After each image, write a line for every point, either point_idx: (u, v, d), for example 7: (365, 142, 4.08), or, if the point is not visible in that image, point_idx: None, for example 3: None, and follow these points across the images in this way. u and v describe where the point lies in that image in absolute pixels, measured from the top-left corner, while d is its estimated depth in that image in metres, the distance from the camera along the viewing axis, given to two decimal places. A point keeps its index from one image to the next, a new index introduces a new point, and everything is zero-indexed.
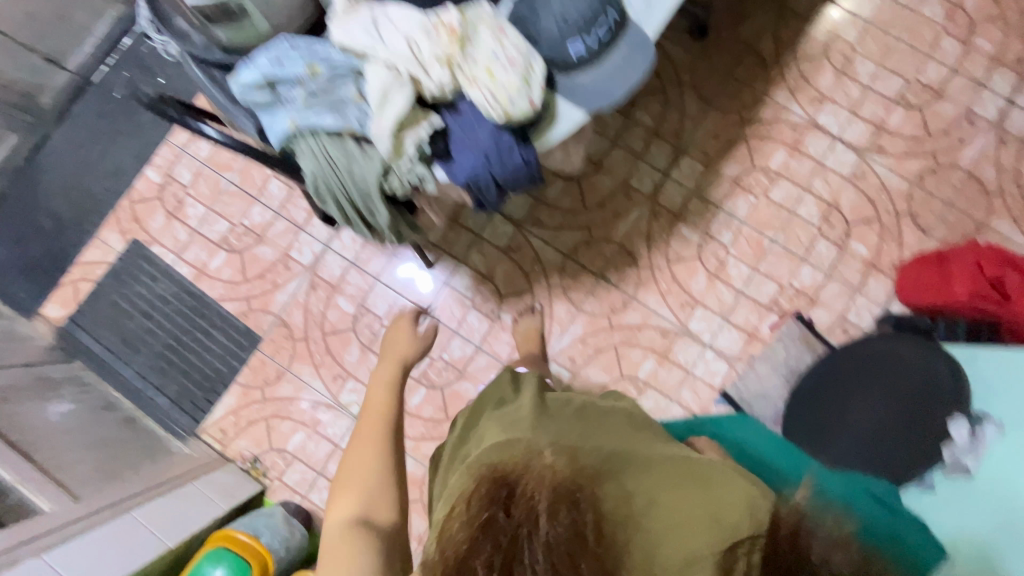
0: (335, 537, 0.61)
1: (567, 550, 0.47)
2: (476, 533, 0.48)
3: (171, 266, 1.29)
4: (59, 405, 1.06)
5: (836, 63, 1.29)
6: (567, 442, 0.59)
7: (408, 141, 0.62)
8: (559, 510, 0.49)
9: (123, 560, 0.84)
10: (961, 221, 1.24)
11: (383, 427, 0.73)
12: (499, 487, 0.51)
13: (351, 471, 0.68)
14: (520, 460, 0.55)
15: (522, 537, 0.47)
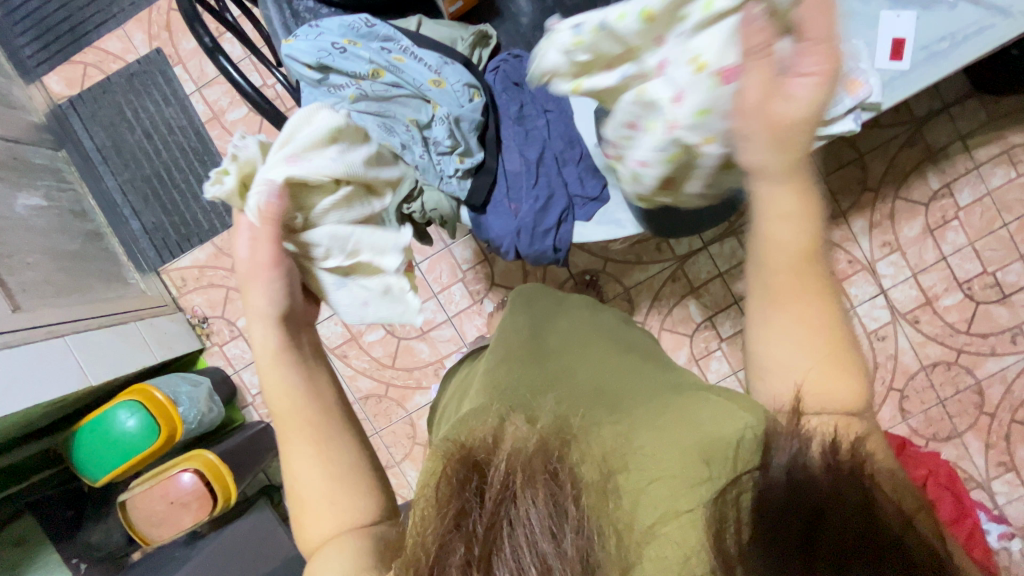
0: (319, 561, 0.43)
1: (552, 525, 0.37)
2: (445, 533, 0.38)
3: (187, 95, 1.22)
4: (30, 198, 1.04)
5: (930, 218, 1.19)
6: (543, 407, 0.51)
7: (453, 171, 0.65)
8: (538, 480, 0.39)
9: (41, 388, 0.86)
10: (941, 420, 1.22)
11: (303, 416, 0.46)
12: (467, 470, 0.42)
13: (302, 481, 0.45)
14: (486, 434, 0.46)
15: (499, 521, 0.37)
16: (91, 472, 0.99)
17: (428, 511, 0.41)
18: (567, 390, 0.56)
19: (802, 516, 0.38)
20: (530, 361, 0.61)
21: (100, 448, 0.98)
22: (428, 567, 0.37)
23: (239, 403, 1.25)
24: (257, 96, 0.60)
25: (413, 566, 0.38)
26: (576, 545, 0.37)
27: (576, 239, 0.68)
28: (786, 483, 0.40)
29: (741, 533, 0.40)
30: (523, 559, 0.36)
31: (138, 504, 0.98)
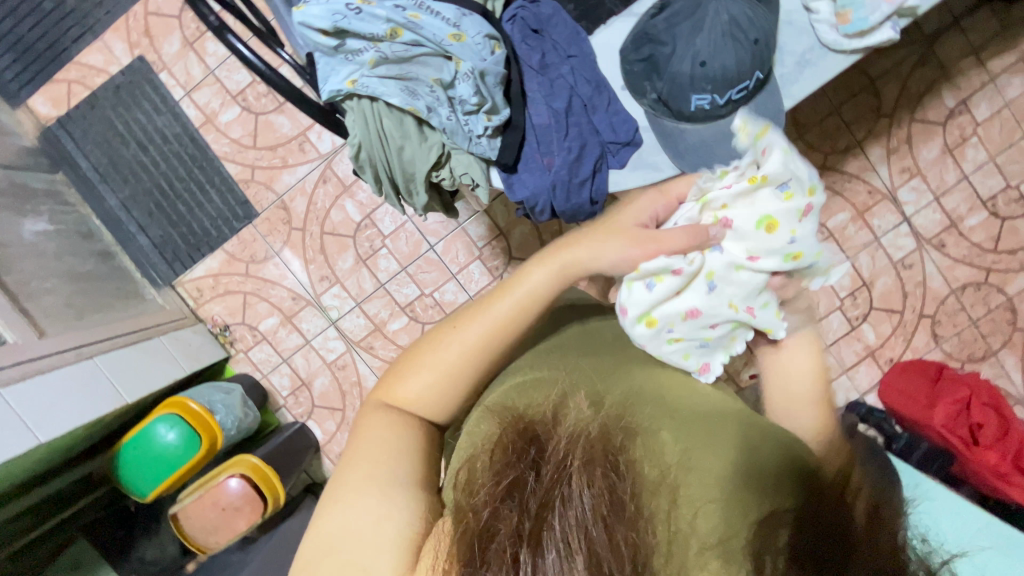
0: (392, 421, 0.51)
1: (605, 520, 0.35)
2: (498, 502, 0.37)
3: (177, 102, 1.19)
4: (36, 223, 1.02)
5: (948, 138, 1.17)
6: (601, 390, 0.48)
7: (479, 121, 0.62)
8: (597, 467, 0.37)
9: (80, 410, 0.86)
10: (974, 342, 1.21)
11: (500, 333, 0.53)
12: (525, 445, 0.40)
13: (453, 353, 0.52)
14: (547, 409, 0.43)
15: (552, 501, 0.35)
16: (137, 489, 0.99)
17: (469, 500, 0.39)
18: (626, 374, 0.53)
19: (844, 552, 0.35)
20: (588, 343, 0.58)
21: (144, 464, 0.98)
22: (477, 535, 0.36)
23: (272, 406, 1.25)
24: (273, 75, 0.57)
25: (465, 525, 0.37)
26: (626, 543, 0.34)
27: (612, 188, 0.66)
28: (829, 514, 0.38)
29: (780, 558, 0.37)
30: (571, 541, 0.34)
31: (190, 514, 0.99)
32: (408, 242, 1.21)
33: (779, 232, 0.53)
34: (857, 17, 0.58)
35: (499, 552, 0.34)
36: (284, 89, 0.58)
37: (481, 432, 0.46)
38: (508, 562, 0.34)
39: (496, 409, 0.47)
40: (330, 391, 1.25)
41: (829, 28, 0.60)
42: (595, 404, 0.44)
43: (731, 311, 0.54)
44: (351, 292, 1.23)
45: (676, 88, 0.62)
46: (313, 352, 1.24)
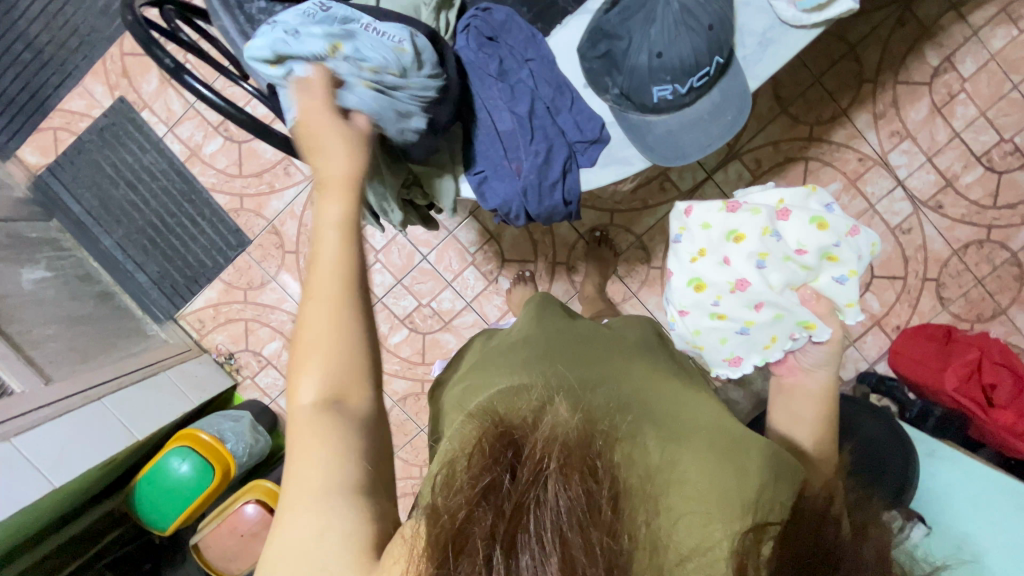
0: (305, 425, 0.41)
1: (582, 523, 0.34)
2: (472, 504, 0.35)
3: (161, 138, 1.20)
4: (34, 272, 1.04)
5: (935, 97, 1.14)
6: (585, 398, 0.48)
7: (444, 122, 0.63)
8: (574, 471, 0.36)
9: (91, 451, 0.87)
10: (982, 301, 1.19)
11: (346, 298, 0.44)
12: (503, 446, 0.39)
13: (322, 333, 0.43)
14: (528, 412, 0.43)
15: (528, 504, 0.35)
16: (157, 522, 1.01)
17: (438, 505, 0.37)
18: (611, 386, 0.53)
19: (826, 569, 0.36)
20: (573, 355, 0.58)
21: (161, 498, 0.99)
22: (451, 539, 0.34)
23: (283, 429, 1.26)
24: (235, 111, 0.58)
25: (434, 526, 0.35)
26: (603, 548, 0.34)
27: (583, 187, 0.69)
28: (811, 530, 0.38)
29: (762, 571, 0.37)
30: (545, 543, 0.33)
31: (210, 543, 1.00)
32: (401, 255, 1.22)
33: (826, 232, 0.59)
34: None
35: (470, 557, 0.33)
36: (246, 122, 0.58)
37: (462, 434, 0.45)
38: (481, 564, 0.33)
39: (478, 414, 0.46)
40: None
41: (788, 5, 0.59)
42: (577, 410, 0.44)
43: (776, 294, 0.60)
44: None
45: (636, 81, 0.61)
46: None
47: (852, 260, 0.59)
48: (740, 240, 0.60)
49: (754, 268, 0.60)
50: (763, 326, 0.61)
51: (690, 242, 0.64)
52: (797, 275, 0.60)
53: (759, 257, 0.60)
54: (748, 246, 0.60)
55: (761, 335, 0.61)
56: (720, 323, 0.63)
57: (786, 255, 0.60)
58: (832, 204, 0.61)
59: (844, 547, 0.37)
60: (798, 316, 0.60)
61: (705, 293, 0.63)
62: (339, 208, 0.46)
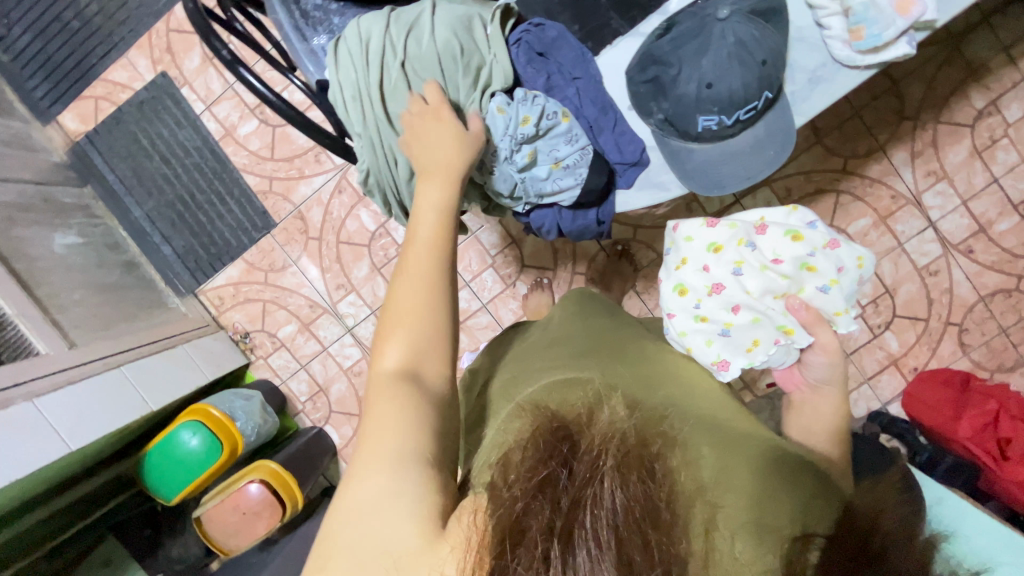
0: (385, 387, 0.46)
1: (637, 519, 0.37)
2: (529, 496, 0.39)
3: (198, 116, 1.22)
4: (66, 237, 1.07)
5: (976, 140, 1.12)
6: (637, 396, 0.51)
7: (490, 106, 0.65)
8: (629, 472, 0.39)
9: (108, 418, 0.89)
10: (1004, 351, 1.17)
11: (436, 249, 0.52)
12: (556, 441, 0.42)
13: (408, 299, 0.50)
14: (584, 410, 0.46)
15: (584, 501, 0.38)
16: (163, 492, 1.03)
17: (495, 498, 0.41)
18: (660, 387, 0.55)
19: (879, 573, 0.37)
20: (622, 355, 0.61)
21: (169, 470, 1.01)
22: (508, 529, 0.38)
23: (291, 411, 1.28)
24: (283, 105, 0.59)
25: (495, 515, 0.39)
26: (658, 545, 0.37)
27: (618, 210, 0.70)
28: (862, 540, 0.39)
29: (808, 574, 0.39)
30: (602, 539, 0.36)
31: (212, 518, 1.02)
32: None
33: (800, 245, 0.62)
34: (869, 34, 0.56)
35: (528, 548, 0.36)
36: (292, 116, 0.60)
37: (513, 430, 0.48)
38: (538, 557, 0.36)
39: (528, 408, 0.49)
40: (347, 397, 1.27)
41: (840, 44, 0.59)
42: (631, 409, 0.47)
43: (754, 300, 0.63)
44: (366, 300, 1.25)
45: (682, 109, 0.61)
46: (330, 358, 1.27)
47: (831, 272, 0.62)
48: (718, 251, 0.65)
49: (731, 274, 0.64)
50: (743, 327, 0.62)
51: (674, 253, 0.68)
52: (776, 284, 0.62)
53: (736, 264, 0.64)
54: (725, 256, 0.64)
55: (743, 338, 0.62)
56: (701, 325, 0.64)
57: (763, 264, 0.63)
58: (814, 220, 0.64)
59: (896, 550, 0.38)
60: (779, 320, 0.62)
61: (686, 298, 0.66)
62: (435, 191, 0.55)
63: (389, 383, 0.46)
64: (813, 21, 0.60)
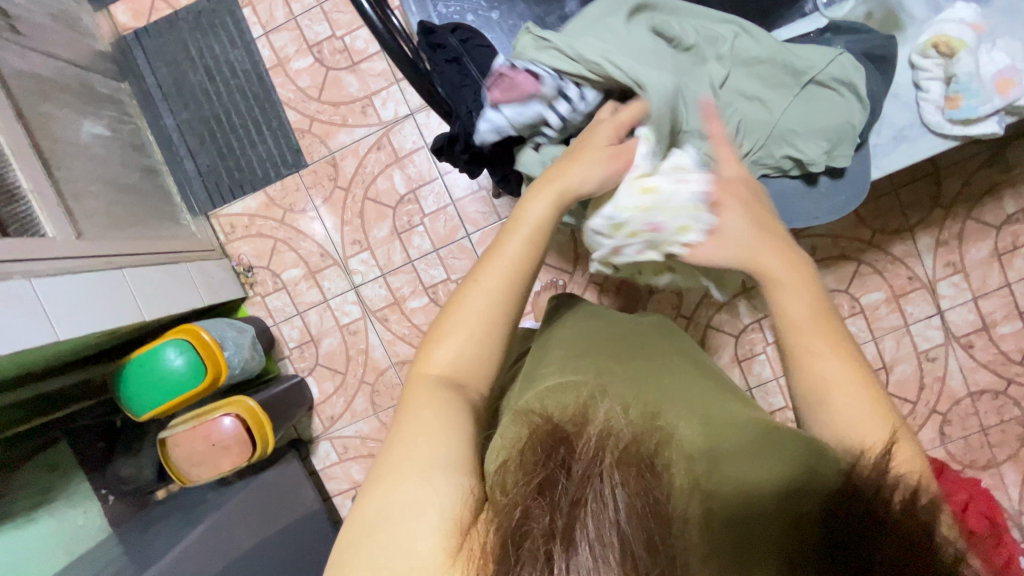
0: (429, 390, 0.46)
1: (638, 514, 0.34)
2: (529, 499, 0.36)
3: (254, 40, 1.20)
4: (94, 126, 1.03)
5: (999, 242, 1.16)
6: (631, 400, 0.48)
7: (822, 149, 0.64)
8: (631, 467, 0.37)
9: (99, 316, 0.86)
10: (979, 449, 1.20)
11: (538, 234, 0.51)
12: (554, 444, 0.40)
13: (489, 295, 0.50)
14: (578, 410, 0.44)
15: (586, 498, 0.35)
16: (135, 405, 0.99)
17: (494, 504, 0.38)
18: (650, 384, 0.52)
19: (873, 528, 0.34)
20: (617, 353, 0.58)
21: (146, 383, 0.98)
22: (510, 534, 0.35)
23: (276, 355, 1.26)
24: (388, 35, 0.55)
25: (496, 524, 0.36)
26: (662, 542, 0.34)
27: None
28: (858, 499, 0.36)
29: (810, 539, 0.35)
30: (605, 536, 0.33)
31: (179, 442, 0.99)
32: (446, 225, 1.21)
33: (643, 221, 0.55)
34: (967, 104, 0.59)
35: (531, 551, 0.33)
36: (399, 55, 0.57)
37: (506, 437, 0.45)
38: (541, 561, 0.33)
39: (523, 414, 0.46)
40: (336, 352, 1.25)
41: (936, 110, 0.61)
42: (628, 414, 0.44)
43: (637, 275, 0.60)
44: (378, 261, 1.23)
45: None
46: (329, 311, 1.24)
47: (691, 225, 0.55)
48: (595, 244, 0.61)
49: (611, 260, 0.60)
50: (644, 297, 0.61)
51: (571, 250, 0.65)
52: (637, 248, 0.58)
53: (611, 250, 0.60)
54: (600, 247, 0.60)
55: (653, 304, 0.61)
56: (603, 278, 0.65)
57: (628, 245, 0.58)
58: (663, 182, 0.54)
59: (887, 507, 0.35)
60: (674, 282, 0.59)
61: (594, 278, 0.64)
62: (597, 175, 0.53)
63: (431, 388, 0.46)
64: (911, 81, 0.63)
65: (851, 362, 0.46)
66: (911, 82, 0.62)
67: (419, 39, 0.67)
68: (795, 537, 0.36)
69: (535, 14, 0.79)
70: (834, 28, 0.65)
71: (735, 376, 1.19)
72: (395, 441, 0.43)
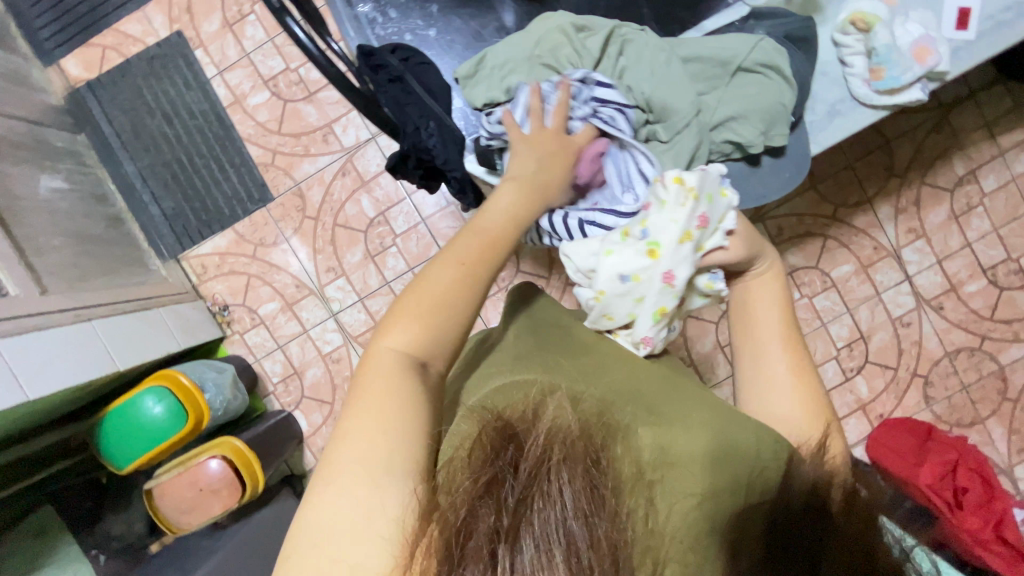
0: (385, 368, 0.44)
1: (586, 513, 0.35)
2: (476, 499, 0.36)
3: (209, 80, 1.21)
4: (53, 180, 1.03)
5: (955, 205, 1.20)
6: (585, 391, 0.47)
7: (856, 81, 0.64)
8: (580, 462, 0.37)
9: (71, 371, 0.85)
10: (963, 407, 1.22)
11: (492, 244, 0.50)
12: (503, 440, 0.39)
13: (428, 297, 0.47)
14: (532, 403, 0.43)
15: (533, 497, 0.35)
16: (118, 459, 0.97)
17: (436, 506, 0.38)
18: (608, 371, 0.51)
19: (817, 547, 0.38)
20: (574, 339, 0.57)
21: (127, 435, 0.96)
22: (453, 533, 0.34)
23: (261, 392, 1.24)
24: (327, 61, 0.56)
25: (438, 524, 0.35)
26: (608, 538, 0.34)
27: None
28: (807, 508, 0.40)
29: (755, 551, 0.38)
30: (552, 536, 0.34)
31: (166, 492, 0.97)
32: (419, 245, 1.21)
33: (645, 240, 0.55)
34: (889, 75, 0.62)
35: (477, 549, 0.34)
36: (339, 79, 0.58)
37: (458, 431, 0.44)
38: (484, 559, 0.33)
39: (472, 407, 0.45)
40: (321, 382, 1.24)
41: (866, 84, 0.63)
42: (586, 403, 0.44)
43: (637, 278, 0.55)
44: (355, 286, 1.22)
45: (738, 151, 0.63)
46: (310, 342, 1.23)
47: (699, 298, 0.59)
48: None
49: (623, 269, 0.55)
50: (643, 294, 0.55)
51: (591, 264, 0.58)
52: None
53: None
54: None
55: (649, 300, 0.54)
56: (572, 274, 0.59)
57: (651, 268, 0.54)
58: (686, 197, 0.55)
59: (835, 523, 0.39)
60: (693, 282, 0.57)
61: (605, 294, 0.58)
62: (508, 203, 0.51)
63: (388, 368, 0.44)
64: (838, 58, 0.65)
65: (799, 368, 0.54)
66: (838, 60, 0.65)
67: (355, 64, 0.66)
68: (737, 551, 0.38)
69: (473, 27, 0.80)
70: (756, 15, 0.68)
71: (720, 362, 1.20)
72: (337, 436, 0.41)
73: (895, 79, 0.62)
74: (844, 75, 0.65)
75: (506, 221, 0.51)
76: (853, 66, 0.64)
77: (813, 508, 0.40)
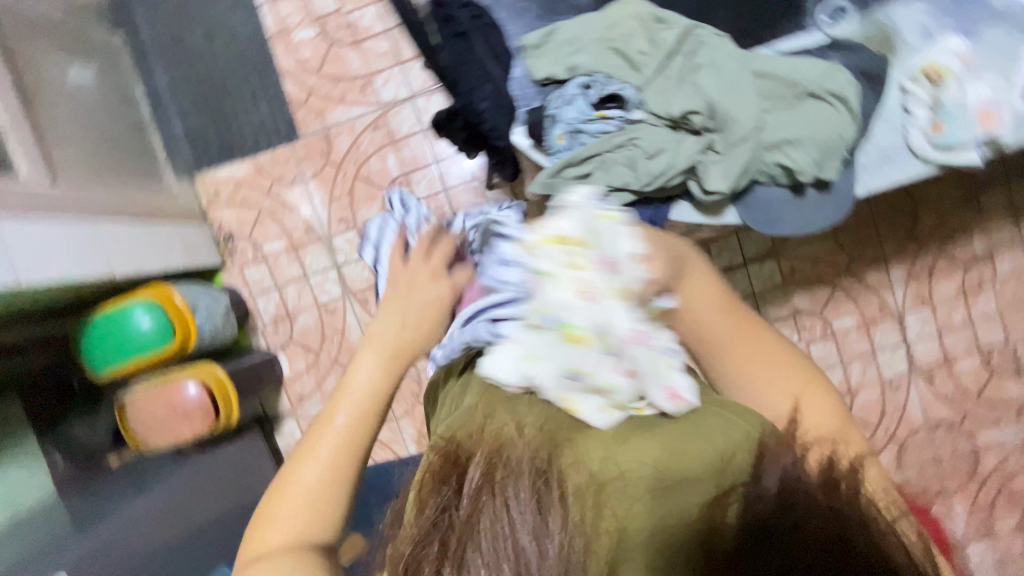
0: (274, 552, 0.48)
1: (530, 529, 0.36)
2: (422, 536, 0.38)
3: (258, 5, 1.18)
4: (82, 72, 1.00)
5: (967, 281, 1.21)
6: (546, 405, 0.48)
7: (915, 132, 0.64)
8: (521, 479, 0.38)
9: (68, 266, 0.83)
10: (931, 478, 1.24)
11: (363, 419, 0.57)
12: (447, 475, 0.42)
13: (325, 451, 0.54)
14: (483, 426, 0.45)
15: (476, 517, 0.37)
16: (98, 365, 0.96)
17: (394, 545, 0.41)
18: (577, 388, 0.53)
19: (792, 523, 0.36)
20: None
21: (109, 340, 0.94)
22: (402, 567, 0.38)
23: (249, 327, 1.23)
24: None
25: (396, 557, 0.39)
26: (555, 545, 0.36)
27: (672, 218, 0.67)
28: (781, 491, 0.38)
29: (728, 531, 0.37)
30: (497, 550, 0.35)
31: (137, 405, 0.96)
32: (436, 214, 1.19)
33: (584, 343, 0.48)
34: (950, 131, 0.62)
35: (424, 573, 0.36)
36: None
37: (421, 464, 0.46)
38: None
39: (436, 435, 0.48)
40: (311, 330, 1.23)
41: (919, 134, 0.64)
42: (542, 419, 0.45)
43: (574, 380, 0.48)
44: None
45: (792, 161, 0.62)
46: (308, 288, 1.22)
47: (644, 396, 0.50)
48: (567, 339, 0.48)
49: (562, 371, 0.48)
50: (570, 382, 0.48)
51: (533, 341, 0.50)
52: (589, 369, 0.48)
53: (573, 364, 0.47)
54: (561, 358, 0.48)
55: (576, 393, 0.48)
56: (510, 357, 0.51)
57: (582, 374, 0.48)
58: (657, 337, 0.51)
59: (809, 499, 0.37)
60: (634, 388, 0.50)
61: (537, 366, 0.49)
62: (367, 372, 0.60)
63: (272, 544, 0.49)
64: (900, 105, 0.65)
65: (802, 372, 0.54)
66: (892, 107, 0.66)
67: (437, 21, 0.73)
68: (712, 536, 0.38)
69: None
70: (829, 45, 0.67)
71: None
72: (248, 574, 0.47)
73: (956, 137, 0.62)
74: (904, 125, 0.65)
75: (377, 377, 0.60)
76: (915, 115, 0.64)
77: (787, 491, 0.38)
